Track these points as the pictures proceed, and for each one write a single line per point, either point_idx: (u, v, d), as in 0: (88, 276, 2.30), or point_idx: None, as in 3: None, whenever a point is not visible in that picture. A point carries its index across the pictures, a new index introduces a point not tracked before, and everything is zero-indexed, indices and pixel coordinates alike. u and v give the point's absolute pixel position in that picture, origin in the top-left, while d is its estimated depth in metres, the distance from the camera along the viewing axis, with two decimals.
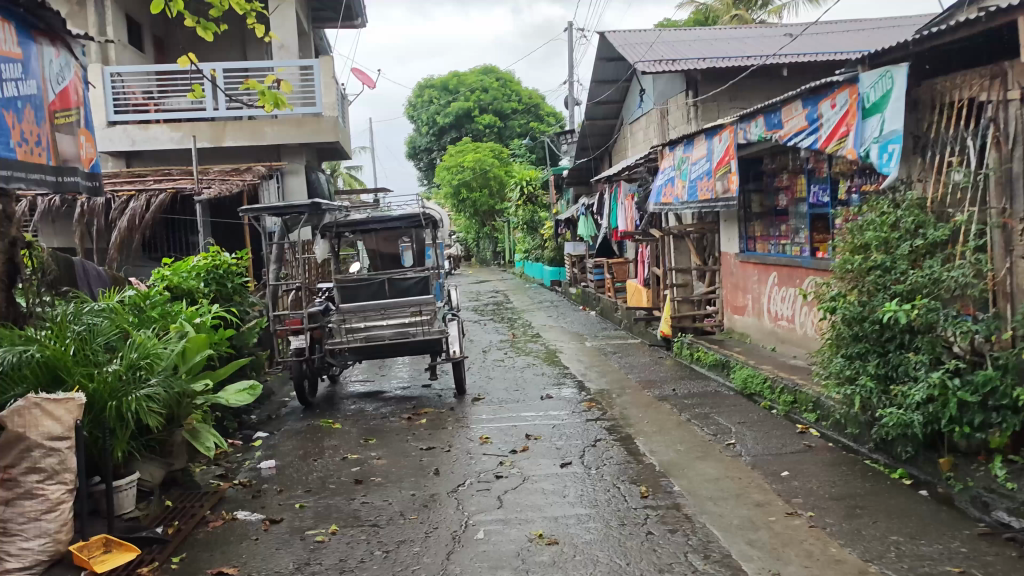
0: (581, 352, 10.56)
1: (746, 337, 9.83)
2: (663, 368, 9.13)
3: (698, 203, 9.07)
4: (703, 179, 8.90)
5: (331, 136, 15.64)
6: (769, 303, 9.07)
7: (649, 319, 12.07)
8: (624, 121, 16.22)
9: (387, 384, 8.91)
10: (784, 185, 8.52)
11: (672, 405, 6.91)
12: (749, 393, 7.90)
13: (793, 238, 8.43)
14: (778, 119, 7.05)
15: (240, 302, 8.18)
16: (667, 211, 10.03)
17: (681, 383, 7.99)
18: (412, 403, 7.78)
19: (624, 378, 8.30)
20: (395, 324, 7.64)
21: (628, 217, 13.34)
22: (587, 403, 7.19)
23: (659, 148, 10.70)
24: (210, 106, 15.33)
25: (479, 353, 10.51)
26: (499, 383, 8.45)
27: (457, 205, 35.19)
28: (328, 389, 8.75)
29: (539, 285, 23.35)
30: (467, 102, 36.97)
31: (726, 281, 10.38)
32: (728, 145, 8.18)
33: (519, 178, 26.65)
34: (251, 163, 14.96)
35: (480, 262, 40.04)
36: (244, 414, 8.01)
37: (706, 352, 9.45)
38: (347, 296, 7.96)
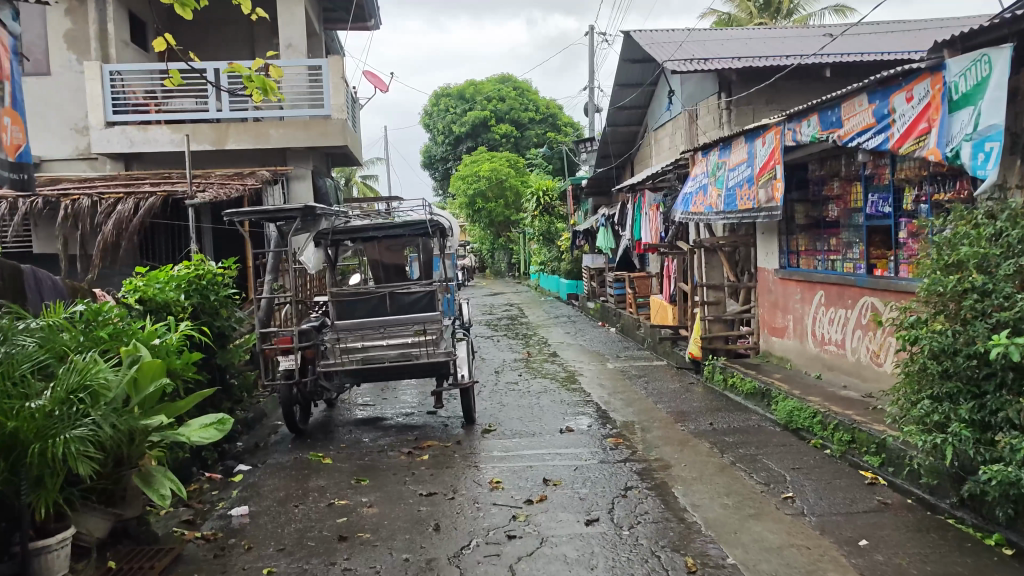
0: (603, 374, 9.66)
1: (785, 363, 8.91)
2: (695, 396, 8.22)
3: (736, 214, 8.17)
4: (741, 186, 8.02)
5: (339, 140, 14.85)
6: (815, 326, 8.16)
7: (676, 339, 11.17)
8: (648, 128, 15.36)
9: (389, 409, 8.05)
10: (834, 194, 7.63)
11: (712, 444, 6.00)
12: (796, 428, 6.98)
13: (845, 254, 7.53)
14: (836, 117, 6.17)
15: (225, 317, 7.35)
16: (697, 221, 9.15)
17: (718, 415, 7.09)
18: (415, 433, 6.92)
19: (653, 407, 7.41)
20: (396, 345, 6.72)
21: (653, 229, 12.47)
22: (613, 438, 6.29)
23: (689, 154, 9.82)
24: (213, 107, 14.58)
25: (490, 375, 9.62)
26: (512, 411, 7.56)
27: (472, 216, 34.37)
28: (324, 414, 7.90)
29: (556, 299, 22.46)
30: (483, 111, 36.24)
31: (762, 299, 9.49)
32: (773, 148, 7.30)
33: (535, 188, 25.80)
34: (257, 167, 14.16)
35: (495, 274, 39.18)
36: (228, 443, 7.16)
37: (742, 378, 8.53)
38: (344, 312, 7.08)
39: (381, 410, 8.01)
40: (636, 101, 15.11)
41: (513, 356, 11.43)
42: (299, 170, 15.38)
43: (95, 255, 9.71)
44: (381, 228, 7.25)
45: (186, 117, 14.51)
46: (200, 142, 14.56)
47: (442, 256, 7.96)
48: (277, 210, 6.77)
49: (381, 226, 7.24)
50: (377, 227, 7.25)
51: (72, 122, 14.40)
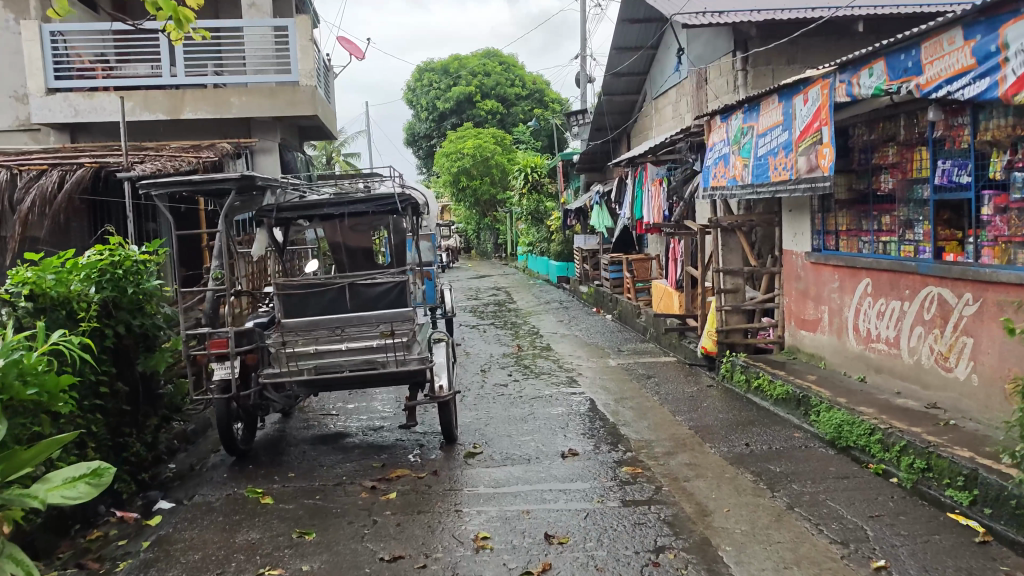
0: (605, 373, 8.38)
1: (818, 361, 7.66)
2: (719, 402, 6.94)
3: (770, 187, 6.91)
4: (778, 153, 6.74)
5: (309, 109, 13.47)
6: (857, 320, 6.92)
7: (685, 331, 9.90)
8: (648, 96, 14.04)
9: (354, 420, 6.76)
10: (888, 163, 6.34)
11: (756, 476, 4.74)
12: (848, 447, 5.72)
13: (902, 235, 6.26)
14: (914, 61, 4.88)
15: (149, 313, 6.01)
16: (721, 197, 7.86)
17: (752, 430, 5.82)
18: (384, 456, 5.62)
19: (672, 420, 6.13)
20: (358, 350, 5.41)
21: (655, 206, 11.39)
22: (630, 468, 5.00)
23: (703, 119, 8.49)
24: (168, 72, 13.10)
25: (473, 376, 8.33)
26: (502, 425, 6.27)
27: (456, 195, 32.93)
28: (276, 428, 6.60)
29: (545, 283, 21.15)
30: (468, 86, 34.79)
31: (788, 288, 8.24)
32: (819, 105, 6.02)
33: (522, 165, 24.39)
34: (217, 139, 12.70)
35: (480, 255, 37.77)
36: (151, 470, 5.83)
37: (770, 381, 7.27)
38: (293, 308, 5.64)
39: (346, 422, 6.74)
40: (634, 66, 13.79)
41: (503, 350, 10.11)
42: (265, 142, 13.95)
43: (13, 237, 8.28)
44: (340, 203, 5.82)
45: (135, 82, 13.01)
46: (152, 111, 13.06)
47: (416, 239, 6.69)
48: (206, 180, 5.35)
49: (338, 201, 5.79)
50: (335, 201, 5.82)
51: (10, 88, 12.91)
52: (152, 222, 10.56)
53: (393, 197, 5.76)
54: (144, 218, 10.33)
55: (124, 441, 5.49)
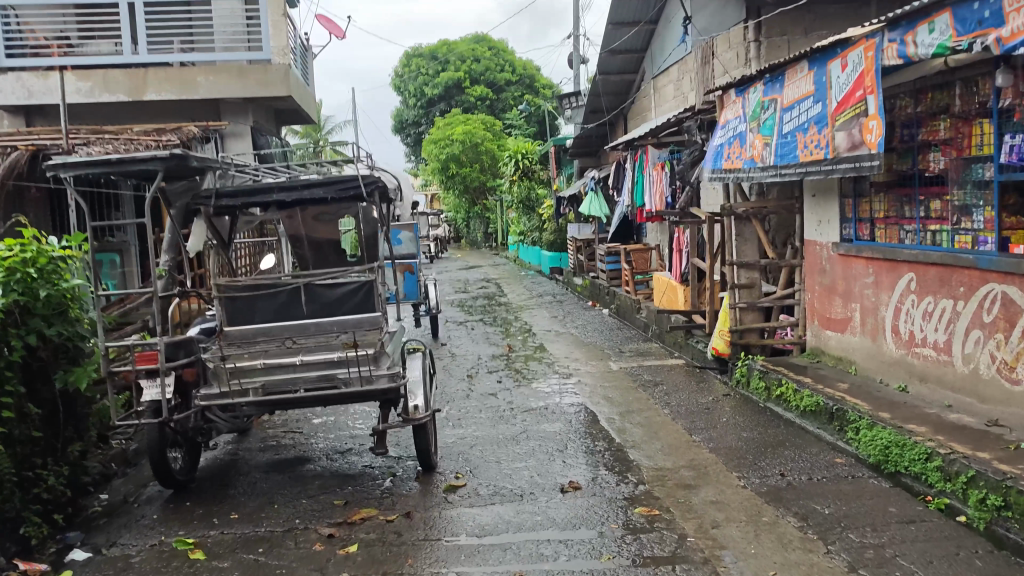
0: (606, 378, 7.47)
1: (848, 366, 6.78)
2: (740, 415, 6.05)
3: (799, 168, 5.99)
4: (808, 129, 5.85)
5: (282, 89, 12.49)
6: (897, 322, 6.04)
7: (692, 329, 9.00)
8: (648, 75, 13.11)
9: (319, 440, 5.86)
10: (939, 139, 5.44)
11: (802, 521, 3.85)
12: (899, 474, 4.83)
13: (956, 223, 5.37)
14: (993, 10, 3.98)
15: (72, 320, 5.06)
16: (735, 180, 6.92)
17: (785, 453, 4.93)
18: (349, 489, 4.71)
19: (689, 441, 5.23)
20: (314, 365, 4.46)
21: (657, 192, 10.70)
22: (644, 508, 4.10)
23: (715, 94, 7.56)
24: (128, 50, 12.10)
25: (457, 384, 7.46)
26: (489, 448, 5.36)
27: (445, 183, 31.91)
28: (229, 450, 5.68)
29: (537, 274, 20.20)
30: (457, 72, 33.78)
31: (810, 283, 7.35)
32: (863, 68, 5.12)
33: (513, 151, 23.40)
34: (184, 123, 11.71)
35: (470, 245, 36.76)
36: (73, 506, 4.89)
37: (796, 390, 6.39)
38: (238, 315, 4.70)
39: (310, 441, 5.84)
40: (632, 43, 12.87)
41: (491, 352, 9.20)
42: (236, 126, 12.95)
43: None
44: (296, 186, 4.82)
45: (93, 61, 11.98)
46: (111, 92, 12.04)
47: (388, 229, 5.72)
48: (125, 161, 4.38)
49: (291, 184, 4.78)
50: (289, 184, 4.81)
51: None
52: (118, 211, 9.59)
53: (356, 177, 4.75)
54: (111, 207, 9.37)
55: (36, 475, 4.55)
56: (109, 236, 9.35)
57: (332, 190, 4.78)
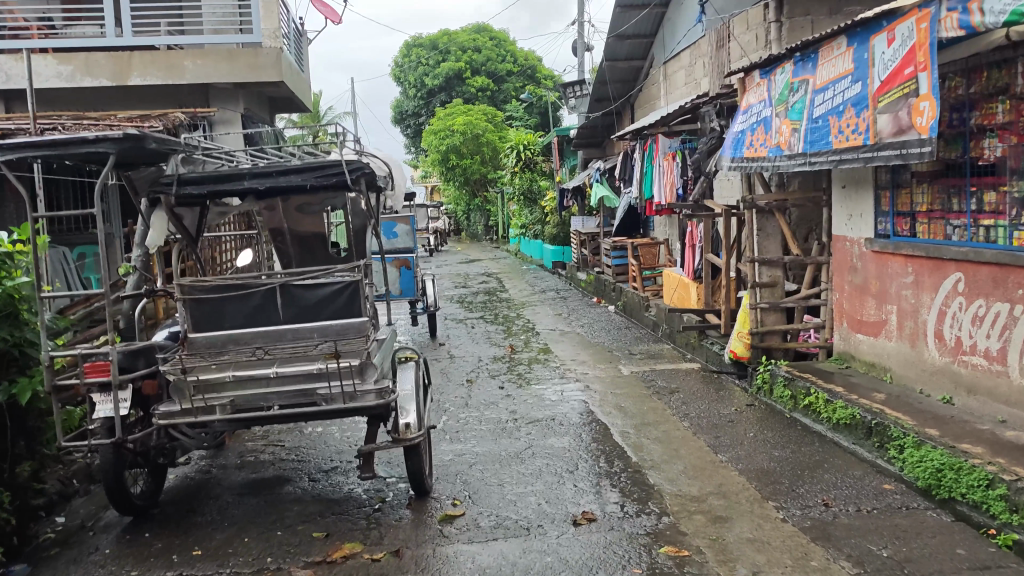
0: (616, 384, 6.90)
1: (882, 373, 6.21)
2: (767, 428, 5.47)
3: (832, 157, 5.38)
4: (843, 113, 5.25)
5: (273, 75, 11.91)
6: (941, 327, 5.47)
7: (706, 329, 8.43)
8: (657, 60, 12.52)
9: (303, 454, 5.30)
10: (996, 123, 4.87)
11: (858, 566, 3.28)
12: (953, 501, 4.25)
13: (1015, 218, 4.79)
14: None
15: (21, 324, 4.43)
16: (757, 170, 6.32)
17: (825, 476, 4.35)
18: (331, 518, 4.15)
19: (714, 462, 4.66)
20: (291, 378, 3.88)
21: (668, 183, 10.14)
22: (670, 548, 3.53)
23: (736, 77, 6.96)
24: (112, 32, 11.50)
25: (457, 390, 6.90)
26: (491, 469, 4.79)
27: (445, 174, 31.29)
28: (201, 468, 5.11)
29: (539, 268, 19.61)
30: (457, 62, 33.15)
31: (838, 282, 6.77)
32: (913, 42, 4.53)
33: (514, 142, 22.79)
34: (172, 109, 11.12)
35: (470, 237, 36.13)
36: (21, 535, 4.32)
37: (827, 401, 5.82)
38: (205, 319, 4.11)
39: (292, 456, 5.28)
40: (641, 27, 12.28)
41: (492, 353, 8.63)
42: (225, 113, 12.36)
43: None
44: (272, 171, 4.22)
45: (76, 43, 11.37)
46: (94, 77, 11.43)
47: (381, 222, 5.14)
48: (72, 143, 3.79)
49: (266, 169, 4.20)
50: (264, 168, 4.22)
51: None
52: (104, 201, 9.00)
53: (340, 162, 4.16)
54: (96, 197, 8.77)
55: None
56: (95, 227, 8.76)
57: (312, 175, 4.21)
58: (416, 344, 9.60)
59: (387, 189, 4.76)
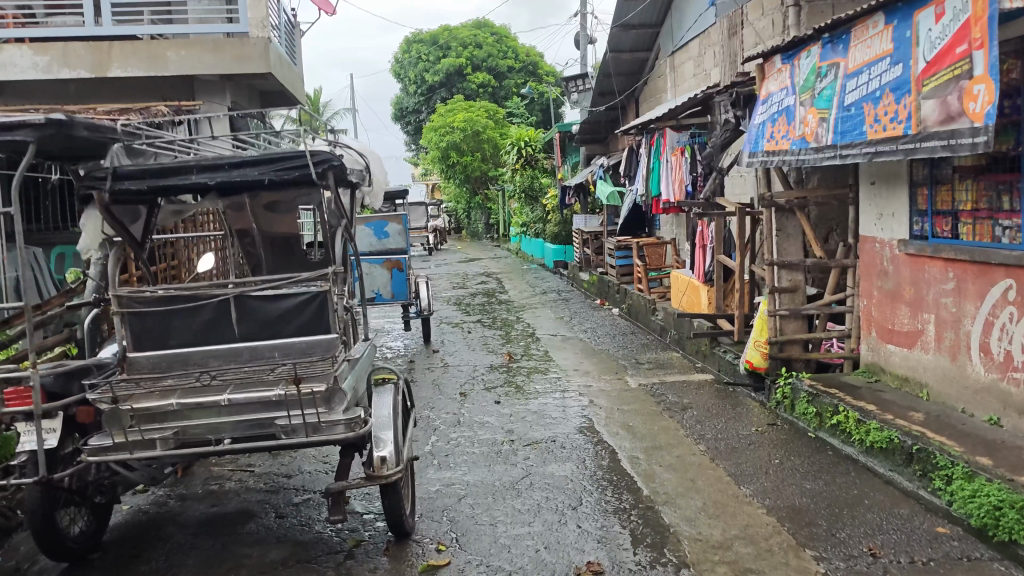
0: (623, 398, 6.31)
1: (918, 389, 5.63)
2: (793, 453, 4.88)
3: (864, 149, 4.77)
4: (880, 99, 4.64)
5: (261, 66, 11.30)
6: (988, 340, 4.89)
7: (718, 336, 7.85)
8: (664, 51, 11.92)
9: (273, 482, 4.73)
10: None
11: None
12: (1015, 545, 3.68)
13: None
14: None
15: None
16: (780, 164, 5.72)
17: (867, 516, 3.78)
18: (294, 567, 3.57)
19: (738, 497, 4.08)
20: (244, 409, 3.30)
21: (677, 180, 9.58)
22: None
23: (756, 63, 6.37)
24: (91, 21, 10.88)
25: (449, 406, 6.32)
26: (483, 504, 4.20)
27: (445, 172, 30.68)
28: (156, 501, 4.52)
29: (540, 268, 19.00)
30: (458, 58, 32.54)
31: (866, 287, 6.19)
32: (968, 15, 3.93)
33: (515, 139, 22.18)
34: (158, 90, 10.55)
35: (471, 236, 35.53)
36: None
37: (860, 421, 5.23)
38: (148, 337, 3.53)
39: (261, 485, 4.70)
40: (647, 16, 11.68)
41: (490, 361, 8.05)
42: (211, 107, 11.74)
43: None
44: (224, 163, 3.61)
45: (52, 32, 10.71)
46: (72, 68, 10.78)
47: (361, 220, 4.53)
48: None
49: (216, 161, 3.58)
50: (215, 159, 3.60)
51: None
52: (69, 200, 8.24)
53: (303, 153, 3.55)
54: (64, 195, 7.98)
55: None
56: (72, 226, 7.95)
57: (270, 168, 3.57)
58: (410, 351, 9.01)
59: (363, 185, 4.19)
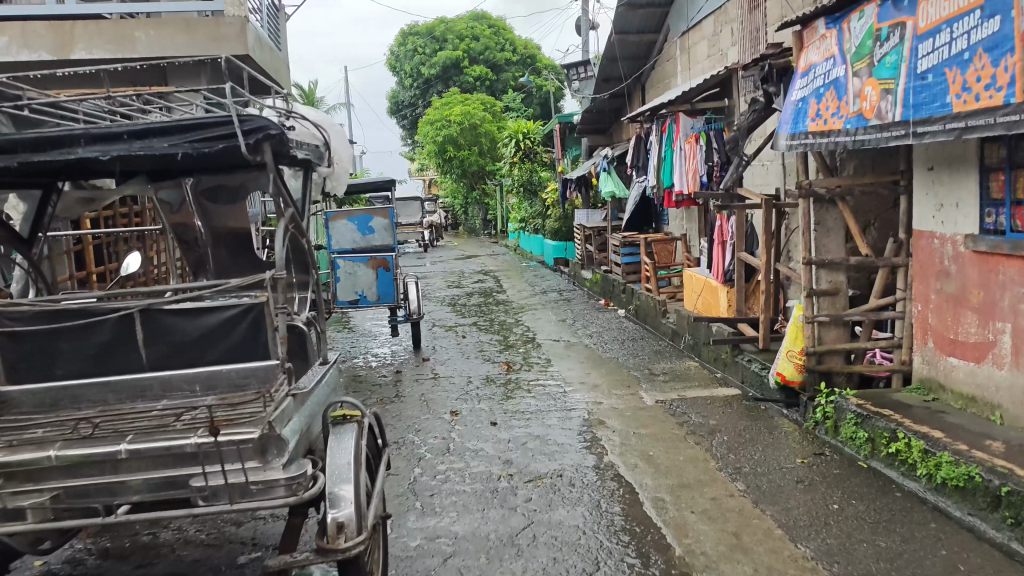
0: (639, 419, 5.44)
1: (990, 411, 4.76)
2: (851, 493, 4.02)
3: (947, 125, 3.89)
4: (970, 63, 3.77)
5: (238, 46, 10.34)
6: None
7: (741, 343, 6.98)
8: (673, 33, 11.01)
9: (218, 533, 3.87)
10: None
11: None
12: None
13: None
14: None
15: None
16: (831, 146, 4.84)
17: None
18: None
19: (798, 562, 3.23)
20: (148, 462, 2.43)
21: (690, 171, 8.74)
22: None
23: (793, 31, 5.51)
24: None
25: (438, 429, 5.45)
26: (474, 569, 3.33)
27: (440, 167, 29.77)
28: (68, 561, 3.64)
29: (539, 266, 18.13)
30: (455, 51, 31.66)
31: (921, 291, 5.32)
32: None
33: (513, 132, 21.28)
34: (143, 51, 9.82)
35: (467, 233, 34.64)
36: None
37: (927, 452, 4.37)
38: (30, 365, 2.69)
39: (203, 536, 3.84)
40: None
41: (486, 372, 7.19)
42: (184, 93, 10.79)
43: None
44: (124, 132, 2.69)
45: (9, 9, 9.74)
46: (31, 49, 9.82)
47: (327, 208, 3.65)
48: None
49: (111, 129, 2.66)
50: (111, 127, 2.68)
51: None
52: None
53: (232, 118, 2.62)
54: None
55: None
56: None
57: (185, 139, 2.64)
58: (397, 360, 8.15)
59: (321, 165, 3.28)
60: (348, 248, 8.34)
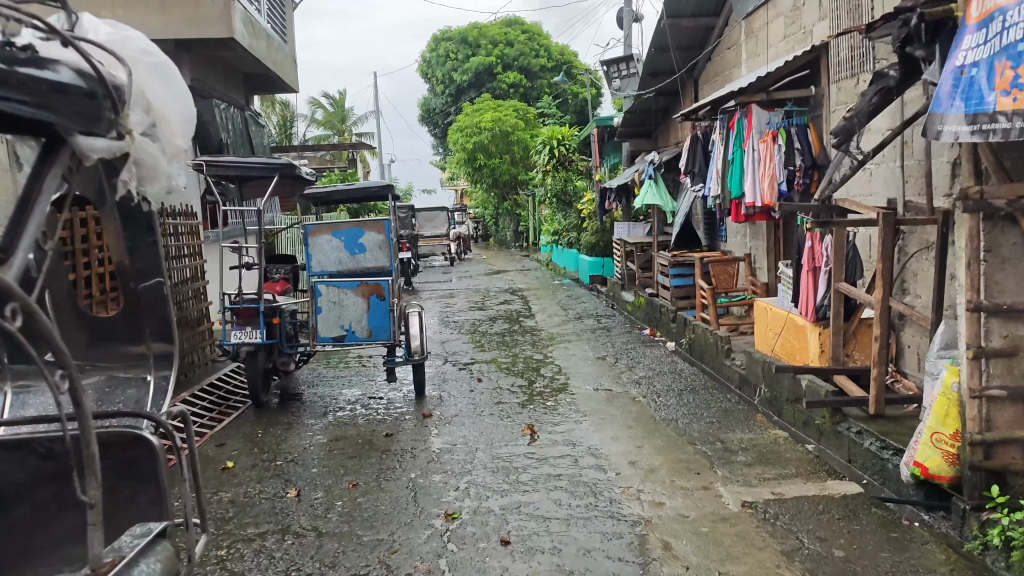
0: (723, 540, 3.64)
1: None
2: None
3: None
4: None
5: (223, 30, 8.65)
6: None
7: (846, 408, 5.14)
8: (738, 13, 9.15)
9: None
10: None
11: None
12: None
13: None
14: None
15: None
16: None
17: None
18: None
19: None
20: None
21: (761, 177, 6.97)
22: None
23: None
24: None
25: (421, 550, 3.68)
26: None
27: (470, 176, 28.05)
28: None
29: (574, 285, 16.30)
30: (488, 56, 29.96)
31: None
32: None
33: (547, 138, 19.45)
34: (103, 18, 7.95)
35: (496, 245, 32.87)
36: None
37: None
38: None
39: None
40: None
41: (500, 440, 5.42)
42: None
43: None
44: None
45: None
46: None
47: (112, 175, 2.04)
48: None
49: None
50: None
51: None
52: None
53: None
54: None
55: None
56: None
57: None
58: (391, 412, 6.43)
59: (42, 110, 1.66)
60: (332, 270, 6.69)
